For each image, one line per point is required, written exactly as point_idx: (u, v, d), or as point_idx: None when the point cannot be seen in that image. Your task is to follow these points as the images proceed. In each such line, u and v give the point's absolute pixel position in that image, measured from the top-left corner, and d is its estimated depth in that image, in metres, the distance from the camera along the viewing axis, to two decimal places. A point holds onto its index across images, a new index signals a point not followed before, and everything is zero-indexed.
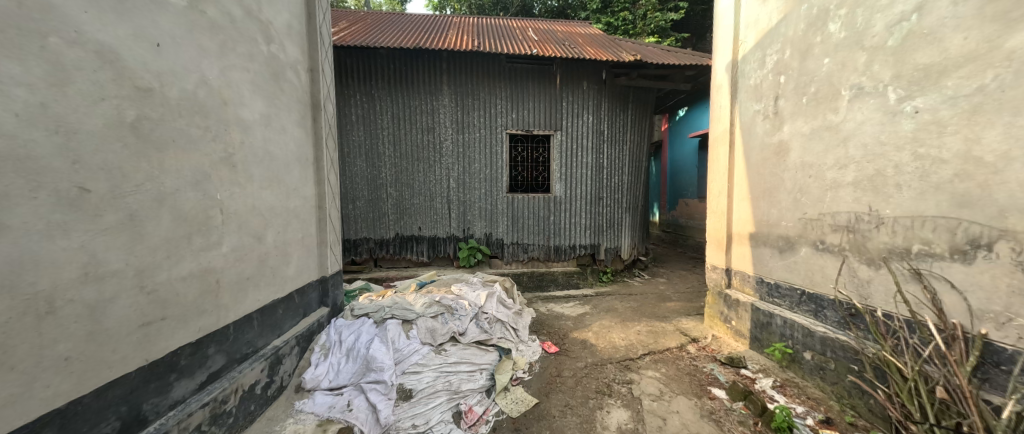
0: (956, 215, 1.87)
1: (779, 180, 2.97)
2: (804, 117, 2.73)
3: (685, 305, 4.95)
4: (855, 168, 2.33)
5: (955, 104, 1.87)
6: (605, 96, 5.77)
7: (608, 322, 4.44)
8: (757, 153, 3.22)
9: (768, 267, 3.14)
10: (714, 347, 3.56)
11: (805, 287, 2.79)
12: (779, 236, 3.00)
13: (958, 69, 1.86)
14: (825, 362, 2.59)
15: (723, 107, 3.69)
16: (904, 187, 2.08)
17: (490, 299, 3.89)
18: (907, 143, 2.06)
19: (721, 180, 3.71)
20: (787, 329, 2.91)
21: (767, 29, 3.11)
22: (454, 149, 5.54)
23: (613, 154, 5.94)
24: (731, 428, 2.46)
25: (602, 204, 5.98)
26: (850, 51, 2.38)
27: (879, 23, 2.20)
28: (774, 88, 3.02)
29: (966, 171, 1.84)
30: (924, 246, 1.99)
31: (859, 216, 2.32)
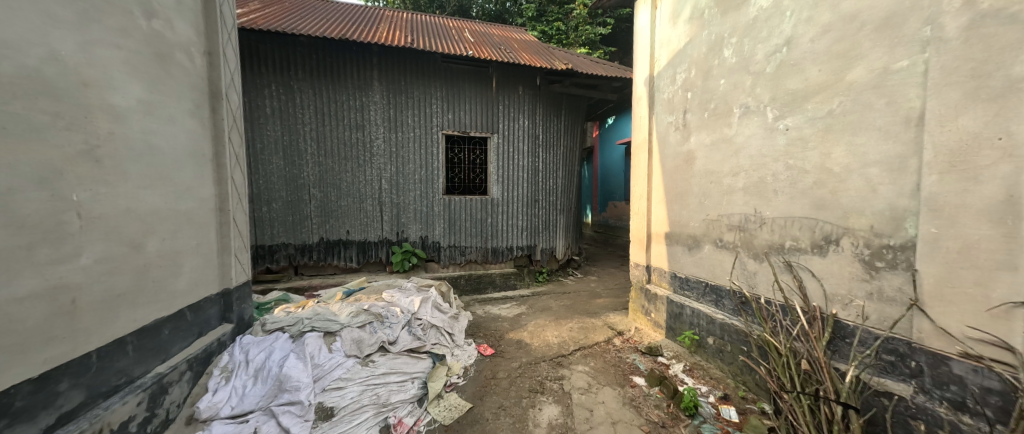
0: (815, 216, 2.24)
1: (688, 185, 3.34)
2: (707, 130, 3.09)
3: (613, 301, 5.30)
4: (745, 175, 2.71)
5: (813, 125, 2.23)
6: (540, 102, 5.95)
7: (543, 321, 4.57)
8: (671, 161, 3.58)
9: (680, 263, 3.50)
10: (636, 338, 3.87)
11: (708, 280, 3.16)
12: (689, 235, 3.36)
13: (815, 95, 2.22)
14: (722, 345, 2.96)
15: (643, 117, 4.02)
16: (780, 193, 2.45)
17: (425, 304, 3.77)
18: (782, 155, 2.43)
19: (641, 184, 4.04)
20: (695, 318, 3.26)
21: (677, 50, 3.47)
22: (387, 149, 5.28)
23: (548, 158, 6.16)
24: (648, 412, 2.68)
25: (538, 206, 6.15)
26: (740, 74, 2.75)
27: (761, 52, 2.58)
28: (684, 103, 3.38)
29: (821, 180, 2.19)
30: (794, 243, 2.37)
31: (748, 217, 2.70)
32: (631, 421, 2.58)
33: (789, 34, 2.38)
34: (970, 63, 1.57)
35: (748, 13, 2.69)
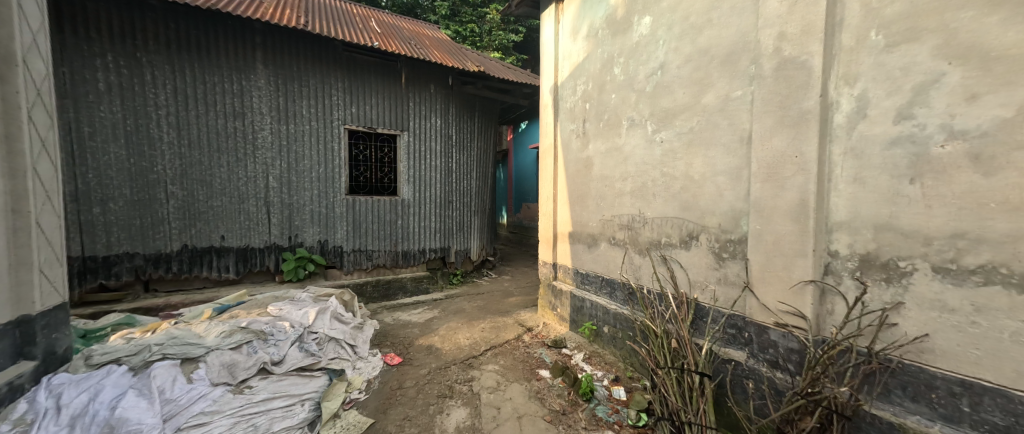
0: (682, 216, 2.63)
1: (587, 188, 3.65)
2: (602, 138, 3.42)
3: (525, 299, 5.49)
4: (633, 180, 3.06)
5: (680, 139, 2.62)
6: (452, 102, 5.88)
7: (455, 324, 4.50)
8: (573, 166, 3.87)
9: (582, 260, 3.79)
10: (543, 333, 4.09)
11: (604, 274, 3.49)
12: (588, 234, 3.67)
13: (681, 114, 2.62)
14: (615, 333, 3.29)
15: (548, 124, 4.27)
16: (658, 196, 2.83)
17: (321, 316, 3.41)
18: (659, 163, 2.80)
19: (548, 188, 4.28)
20: (593, 310, 3.57)
21: (577, 63, 3.77)
22: (274, 141, 4.63)
23: (461, 159, 6.11)
24: (551, 401, 2.83)
25: (452, 207, 6.06)
26: (627, 90, 3.10)
27: (642, 73, 2.95)
28: (583, 113, 3.69)
29: (686, 186, 2.59)
30: (668, 239, 2.76)
31: (634, 217, 3.06)
32: (536, 413, 2.69)
33: (663, 59, 2.76)
34: (778, 96, 1.96)
35: (632, 37, 3.04)
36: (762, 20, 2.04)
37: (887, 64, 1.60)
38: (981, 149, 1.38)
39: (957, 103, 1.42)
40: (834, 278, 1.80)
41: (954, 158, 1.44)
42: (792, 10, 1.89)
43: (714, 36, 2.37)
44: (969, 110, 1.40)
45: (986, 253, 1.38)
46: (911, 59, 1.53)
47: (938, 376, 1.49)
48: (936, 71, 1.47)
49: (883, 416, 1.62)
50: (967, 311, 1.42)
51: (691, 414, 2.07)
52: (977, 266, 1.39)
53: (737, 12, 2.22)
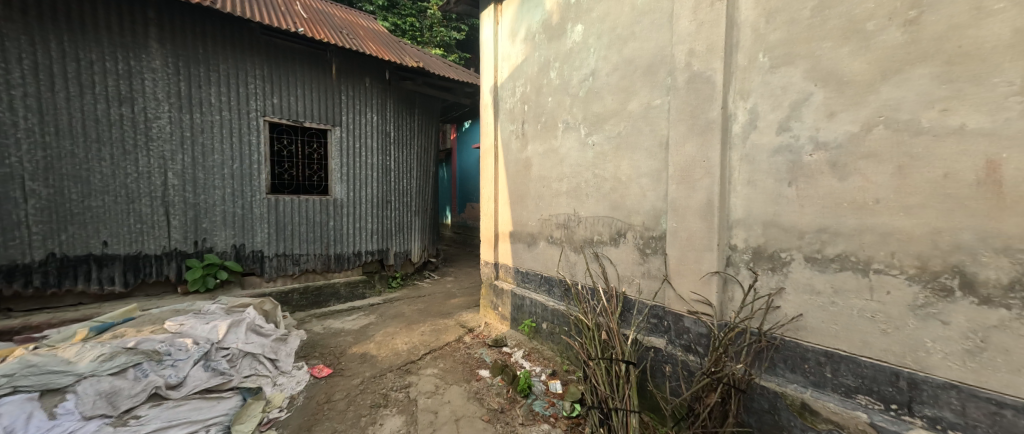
0: (611, 215, 2.80)
1: (527, 189, 3.73)
2: (540, 140, 3.52)
3: (467, 300, 5.44)
4: (568, 181, 3.19)
5: (610, 142, 2.79)
6: (389, 97, 5.61)
7: (393, 329, 4.31)
8: (513, 166, 3.93)
9: (522, 259, 3.86)
10: (484, 333, 4.09)
11: (542, 272, 3.60)
12: (528, 233, 3.75)
13: (609, 119, 2.78)
14: (552, 329, 3.39)
15: (489, 124, 4.28)
16: (591, 197, 2.98)
17: (233, 329, 3.05)
18: (591, 165, 2.95)
19: (489, 187, 4.30)
20: (533, 307, 3.65)
21: (515, 65, 3.83)
22: (174, 132, 4.03)
23: (400, 157, 5.86)
24: (490, 401, 2.83)
25: (390, 208, 5.78)
26: (562, 94, 3.22)
27: (575, 78, 3.08)
28: (522, 114, 3.77)
29: (614, 187, 2.77)
30: (599, 237, 2.92)
31: (570, 217, 3.19)
32: (474, 414, 2.67)
33: (593, 66, 2.91)
34: (689, 107, 2.18)
35: (566, 43, 3.16)
36: (677, 36, 2.24)
37: (772, 83, 1.84)
38: (837, 158, 1.63)
39: (821, 118, 1.67)
40: (734, 269, 2.05)
41: (819, 165, 1.69)
42: (700, 30, 2.11)
43: (638, 48, 2.55)
44: (829, 124, 1.65)
45: (841, 245, 1.64)
46: (788, 79, 1.78)
47: (809, 349, 1.75)
48: (807, 91, 1.71)
49: (770, 387, 1.86)
50: (829, 293, 1.69)
51: (617, 400, 2.16)
52: (835, 255, 1.66)
53: (656, 27, 2.42)
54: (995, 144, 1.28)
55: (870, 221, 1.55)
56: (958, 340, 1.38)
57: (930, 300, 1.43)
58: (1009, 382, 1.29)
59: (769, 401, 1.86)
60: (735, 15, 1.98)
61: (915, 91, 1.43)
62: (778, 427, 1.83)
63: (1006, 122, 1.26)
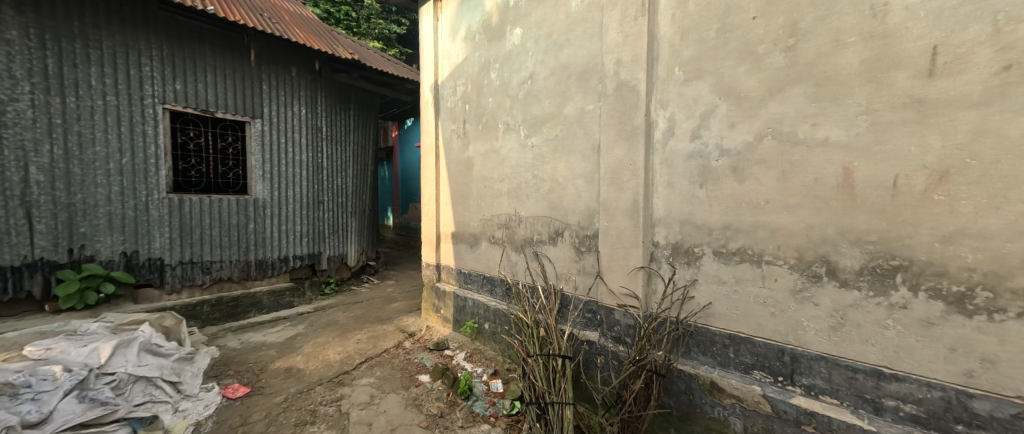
0: (549, 215, 2.89)
1: (468, 189, 3.71)
2: (481, 140, 3.52)
3: (408, 303, 5.24)
4: (509, 181, 3.23)
5: (548, 144, 2.87)
6: (320, 89, 5.20)
7: (324, 338, 4.01)
8: (455, 166, 3.88)
9: (464, 259, 3.82)
10: (425, 337, 3.98)
11: (485, 272, 3.59)
12: (470, 233, 3.73)
13: (547, 122, 2.87)
14: (494, 329, 3.40)
15: (429, 122, 4.18)
16: (531, 197, 3.04)
17: (121, 352, 2.63)
18: (531, 167, 3.02)
19: (430, 187, 4.19)
20: (475, 308, 3.63)
21: (456, 64, 3.78)
22: (38, 118, 3.34)
23: (333, 154, 5.45)
24: (429, 407, 2.76)
25: (322, 209, 5.36)
26: (502, 96, 3.26)
27: (515, 80, 3.13)
28: (463, 114, 3.74)
29: (552, 188, 2.86)
30: (539, 236, 3.00)
31: (511, 217, 3.23)
32: (411, 422, 2.58)
33: (531, 70, 2.98)
34: (617, 113, 2.33)
35: (505, 45, 3.19)
36: (606, 46, 2.38)
37: (686, 94, 2.03)
38: (737, 164, 1.85)
39: (724, 128, 1.89)
40: (656, 264, 2.23)
41: (723, 169, 1.90)
42: (626, 42, 2.26)
43: (572, 54, 2.65)
44: (731, 134, 1.87)
45: (741, 240, 1.86)
46: (699, 92, 1.98)
47: (718, 333, 1.97)
48: (713, 103, 1.92)
49: (685, 370, 2.06)
50: (732, 283, 1.91)
51: (554, 394, 2.22)
52: (737, 249, 1.88)
53: (588, 36, 2.54)
54: (849, 153, 1.53)
55: (762, 219, 1.78)
56: (826, 319, 1.63)
57: (806, 285, 1.67)
58: (860, 352, 1.55)
59: (686, 383, 2.05)
60: (656, 31, 2.16)
61: (793, 108, 1.67)
62: (693, 406, 2.02)
63: (857, 136, 1.51)
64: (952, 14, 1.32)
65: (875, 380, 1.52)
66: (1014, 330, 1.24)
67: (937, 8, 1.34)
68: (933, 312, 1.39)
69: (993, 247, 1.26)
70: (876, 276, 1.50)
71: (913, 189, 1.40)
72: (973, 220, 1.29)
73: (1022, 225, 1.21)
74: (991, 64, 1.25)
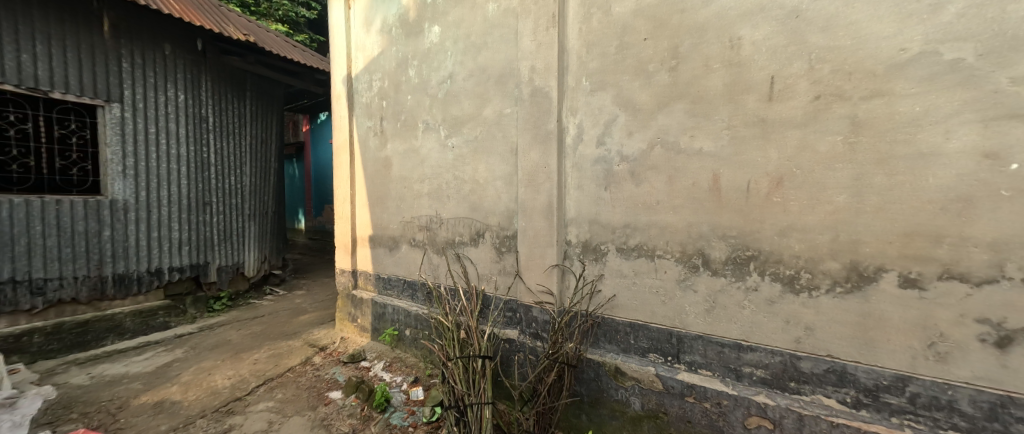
0: (471, 216, 2.89)
1: (386, 189, 3.52)
2: (399, 138, 3.37)
3: (321, 314, 4.78)
4: (429, 182, 3.15)
5: (468, 145, 2.86)
6: (204, 73, 4.47)
7: (211, 362, 3.45)
8: (371, 165, 3.66)
9: (383, 264, 3.62)
10: (339, 349, 3.67)
11: (405, 276, 3.44)
12: (389, 236, 3.55)
13: (467, 124, 2.86)
14: (416, 335, 3.26)
15: (342, 117, 3.88)
16: (452, 198, 3.01)
17: None
18: (451, 168, 2.98)
19: (344, 187, 3.89)
20: (395, 315, 3.45)
21: (371, 57, 3.57)
22: None
23: (223, 149, 4.74)
24: (340, 425, 2.54)
25: (209, 211, 4.62)
26: (421, 94, 3.16)
27: (434, 79, 3.06)
28: (380, 110, 3.54)
29: (473, 189, 2.86)
30: (460, 238, 2.97)
31: (432, 219, 3.16)
32: None
33: (450, 70, 2.94)
34: (532, 118, 2.42)
35: (423, 43, 3.11)
36: (521, 53, 2.46)
37: (592, 103, 2.20)
38: (634, 169, 2.06)
39: (623, 136, 2.09)
40: (569, 261, 2.37)
41: (623, 173, 2.10)
42: (539, 50, 2.36)
43: (490, 57, 2.69)
44: (629, 141, 2.07)
45: (639, 237, 2.07)
46: (602, 103, 2.16)
47: (621, 322, 2.17)
48: (615, 113, 2.12)
49: (595, 358, 2.22)
50: (631, 276, 2.12)
51: (473, 396, 2.20)
52: (635, 245, 2.09)
53: (504, 41, 2.60)
54: (717, 162, 1.80)
55: (654, 218, 2.01)
56: (702, 303, 1.89)
57: (688, 275, 1.93)
58: (727, 329, 1.83)
59: (595, 370, 2.21)
60: (566, 42, 2.29)
61: (676, 122, 1.91)
62: (601, 391, 2.19)
63: (722, 147, 1.79)
64: (783, 52, 1.62)
65: (736, 351, 1.81)
66: (824, 303, 1.59)
67: (773, 45, 1.64)
68: (774, 293, 1.70)
69: (811, 238, 1.60)
70: (737, 265, 1.79)
71: (760, 193, 1.70)
72: (799, 217, 1.62)
73: (829, 220, 1.55)
74: (808, 93, 1.57)
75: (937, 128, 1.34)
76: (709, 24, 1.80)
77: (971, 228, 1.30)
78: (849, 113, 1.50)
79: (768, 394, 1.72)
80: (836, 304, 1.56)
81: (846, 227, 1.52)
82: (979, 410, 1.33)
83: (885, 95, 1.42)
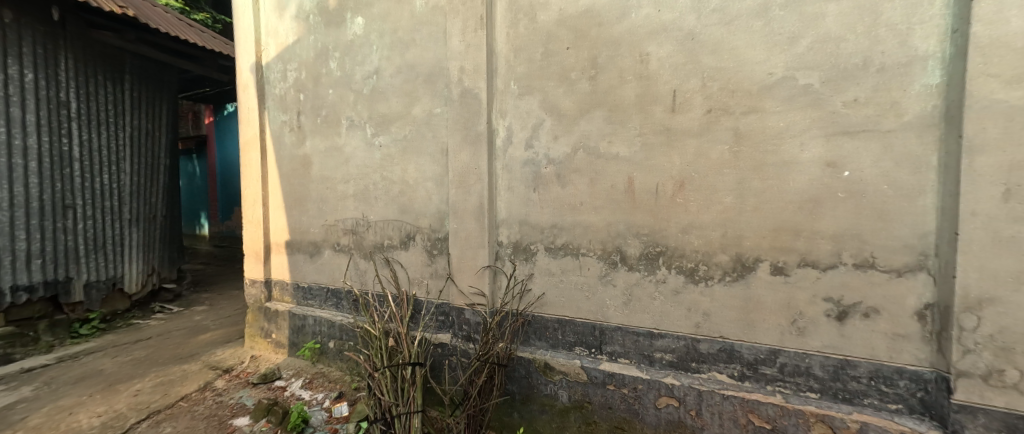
0: (400, 218, 2.77)
1: (305, 190, 3.23)
2: (320, 135, 3.12)
3: (227, 332, 4.21)
4: (354, 183, 2.96)
5: (396, 145, 2.74)
6: (62, 47, 3.66)
7: (74, 399, 2.83)
8: (287, 164, 3.32)
9: (302, 272, 3.31)
10: (249, 370, 3.27)
11: (328, 284, 3.18)
12: (309, 241, 3.25)
13: (395, 122, 2.74)
14: (340, 347, 3.03)
15: (251, 109, 3.47)
16: (380, 199, 2.86)
17: None
18: (378, 168, 2.83)
19: (253, 187, 3.48)
20: (316, 326, 3.17)
21: (285, 45, 3.25)
22: None
23: (92, 141, 3.94)
24: None
25: (71, 216, 3.81)
26: (344, 88, 2.95)
27: (358, 73, 2.88)
28: (296, 104, 3.24)
29: (402, 190, 2.75)
30: (389, 241, 2.84)
31: (358, 221, 2.97)
32: None
33: (376, 65, 2.80)
34: (463, 119, 2.40)
35: (345, 34, 2.91)
36: (450, 52, 2.42)
37: (521, 106, 2.25)
38: (559, 171, 2.16)
39: (550, 140, 2.17)
40: (500, 262, 2.40)
41: (550, 175, 2.19)
42: (468, 51, 2.35)
43: (418, 55, 2.61)
44: (555, 145, 2.16)
45: (565, 237, 2.17)
46: (530, 107, 2.23)
47: (549, 319, 2.25)
48: (541, 118, 2.19)
49: (525, 356, 2.27)
50: (558, 273, 2.21)
51: (401, 406, 2.10)
52: (562, 244, 2.18)
53: (433, 39, 2.54)
54: (631, 166, 1.96)
55: (578, 218, 2.12)
56: (621, 297, 2.04)
57: (608, 270, 2.07)
58: (641, 319, 2.00)
59: (526, 368, 2.27)
60: (494, 45, 2.32)
61: (596, 128, 2.04)
62: (531, 387, 2.25)
63: (635, 153, 1.95)
64: (683, 69, 1.82)
65: (649, 339, 1.98)
66: (717, 291, 1.82)
67: (674, 63, 1.84)
68: (679, 284, 1.90)
69: (707, 234, 1.82)
70: (650, 260, 1.96)
71: (666, 194, 1.89)
72: (697, 216, 1.83)
73: (720, 218, 1.78)
74: (702, 107, 1.79)
75: (795, 141, 1.61)
76: (622, 38, 1.95)
77: (820, 224, 1.59)
78: (734, 125, 1.73)
79: (674, 375, 1.91)
80: (727, 291, 1.80)
81: (732, 225, 1.76)
82: (827, 373, 1.62)
83: (759, 112, 1.67)
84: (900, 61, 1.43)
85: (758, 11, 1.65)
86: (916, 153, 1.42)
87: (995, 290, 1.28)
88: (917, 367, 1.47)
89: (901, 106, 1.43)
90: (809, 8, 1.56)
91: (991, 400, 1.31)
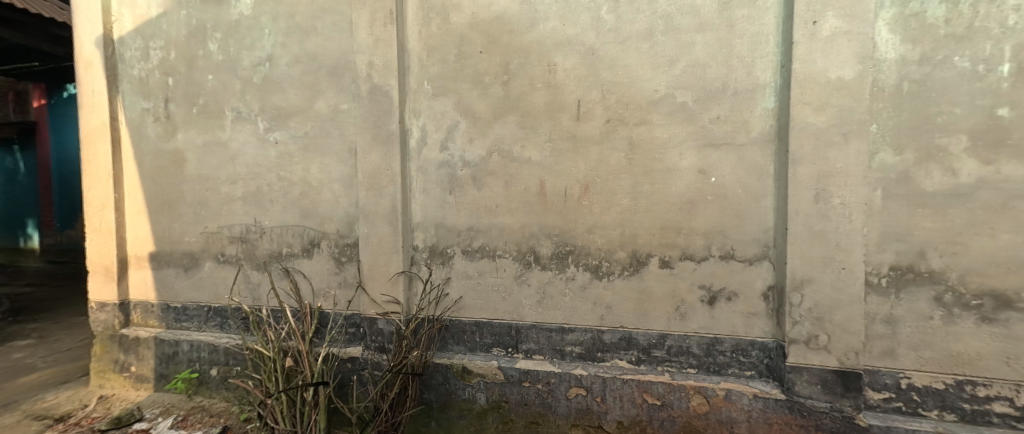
0: (302, 223, 2.49)
1: (177, 191, 2.72)
2: (197, 128, 2.65)
3: (62, 370, 3.31)
4: (243, 183, 2.58)
5: (295, 142, 2.46)
6: None
7: None
8: (151, 160, 2.76)
9: (174, 289, 2.78)
10: (95, 415, 2.61)
11: (209, 302, 2.72)
12: (183, 252, 2.74)
13: (294, 116, 2.46)
14: (226, 374, 2.61)
15: (95, 92, 2.79)
16: (276, 203, 2.54)
17: None
18: (274, 167, 2.51)
19: (101, 188, 2.81)
20: (194, 352, 2.68)
21: (146, 17, 2.70)
22: None
23: None
24: None
25: None
26: (227, 74, 2.56)
27: (246, 59, 2.52)
28: (163, 88, 2.71)
29: (304, 193, 2.47)
30: (289, 249, 2.54)
31: (249, 227, 2.59)
32: None
33: (269, 51, 2.48)
34: (372, 117, 2.25)
35: (228, 13, 2.53)
36: (356, 45, 2.26)
37: (436, 106, 2.20)
38: (475, 174, 2.16)
39: (464, 142, 2.16)
40: (416, 267, 2.31)
41: (465, 178, 2.18)
42: (376, 45, 2.21)
43: (321, 45, 2.38)
44: (469, 148, 2.16)
45: (481, 239, 2.18)
46: (444, 108, 2.19)
47: (467, 323, 2.23)
48: (456, 120, 2.17)
49: (442, 362, 2.21)
50: (475, 276, 2.21)
51: None
52: (478, 247, 2.19)
53: (337, 29, 2.34)
54: (542, 170, 2.05)
55: (494, 220, 2.14)
56: (535, 295, 2.12)
57: (523, 270, 2.13)
58: (553, 316, 2.10)
59: (443, 374, 2.21)
60: (405, 42, 2.23)
61: (509, 133, 2.09)
62: (449, 393, 2.20)
63: (545, 157, 2.04)
64: (585, 81, 1.97)
65: (560, 334, 2.09)
66: (618, 285, 2.00)
67: (578, 75, 1.97)
68: (585, 280, 2.04)
69: (608, 234, 1.98)
70: (560, 260, 2.07)
71: (573, 197, 2.02)
72: (600, 217, 1.99)
73: (619, 219, 1.96)
74: (602, 117, 1.95)
75: (676, 151, 1.85)
76: (532, 48, 2.03)
77: (695, 222, 1.85)
78: (628, 135, 1.92)
79: (582, 366, 2.05)
80: (625, 285, 1.98)
81: (629, 224, 1.95)
82: (702, 350, 1.89)
83: (648, 124, 1.89)
84: (748, 88, 1.73)
85: (645, 34, 1.87)
86: (760, 163, 1.73)
87: (812, 272, 1.62)
88: (764, 338, 1.80)
89: (750, 124, 1.74)
90: (683, 36, 1.81)
91: (811, 360, 1.66)
